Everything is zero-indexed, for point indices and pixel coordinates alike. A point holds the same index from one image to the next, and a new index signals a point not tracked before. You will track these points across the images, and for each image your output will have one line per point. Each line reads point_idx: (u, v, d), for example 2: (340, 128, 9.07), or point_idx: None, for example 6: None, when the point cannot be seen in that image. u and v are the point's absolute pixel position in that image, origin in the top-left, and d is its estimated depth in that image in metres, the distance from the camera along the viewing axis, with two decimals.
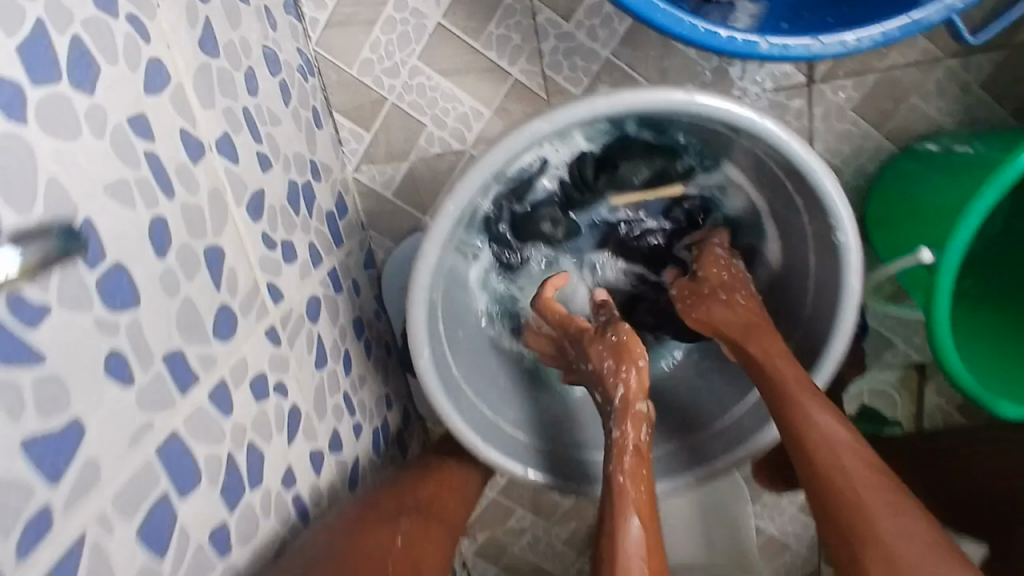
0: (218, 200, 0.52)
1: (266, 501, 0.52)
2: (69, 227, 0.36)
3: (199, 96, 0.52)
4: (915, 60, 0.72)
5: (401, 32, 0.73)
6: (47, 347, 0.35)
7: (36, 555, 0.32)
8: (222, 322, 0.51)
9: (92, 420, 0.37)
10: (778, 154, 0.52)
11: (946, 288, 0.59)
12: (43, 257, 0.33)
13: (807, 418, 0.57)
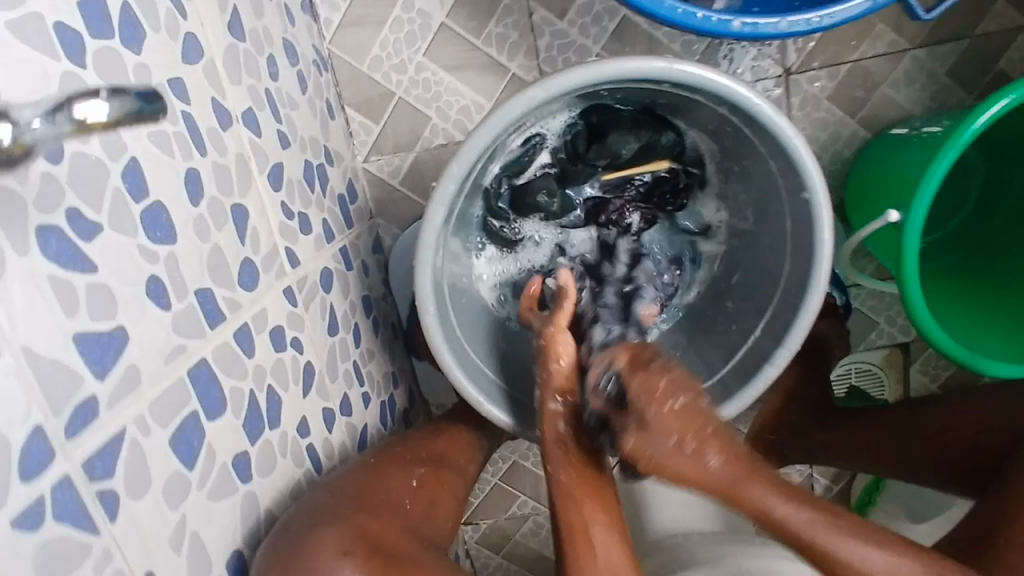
0: (242, 165, 0.58)
1: (282, 442, 0.56)
2: (145, 90, 0.29)
3: (227, 72, 0.58)
4: (884, 51, 0.79)
5: (408, 32, 0.79)
6: (98, 259, 0.39)
7: (87, 437, 0.36)
8: (245, 273, 0.55)
9: (135, 331, 0.41)
10: (753, 119, 0.57)
11: (914, 244, 0.63)
12: (122, 116, 0.28)
13: (764, 512, 0.55)
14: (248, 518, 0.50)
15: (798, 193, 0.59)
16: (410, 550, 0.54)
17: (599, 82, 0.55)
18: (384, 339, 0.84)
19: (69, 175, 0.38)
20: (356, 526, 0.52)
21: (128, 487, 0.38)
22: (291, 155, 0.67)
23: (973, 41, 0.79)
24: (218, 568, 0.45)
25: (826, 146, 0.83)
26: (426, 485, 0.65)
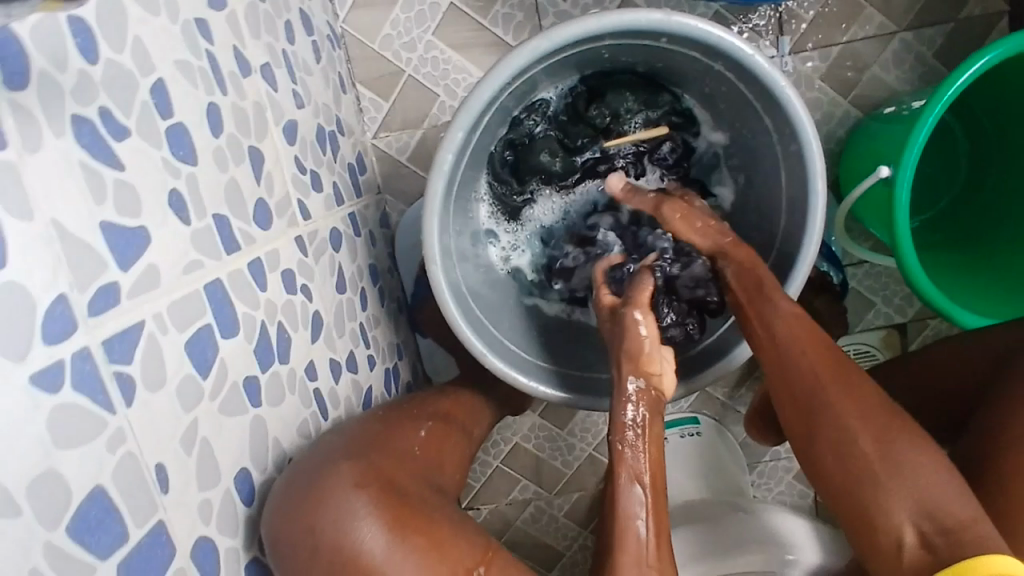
0: (261, 112, 0.60)
1: (291, 379, 0.57)
2: None
3: (249, 25, 0.60)
4: (873, 33, 0.85)
5: (418, 12, 0.84)
6: (124, 159, 0.40)
7: (108, 319, 0.37)
8: (260, 213, 0.57)
9: (154, 235, 0.42)
10: (748, 73, 0.60)
11: (903, 198, 0.65)
12: None
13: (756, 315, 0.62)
14: (256, 443, 0.50)
15: (793, 144, 0.61)
16: (419, 488, 0.54)
17: (600, 32, 0.58)
18: (389, 310, 0.84)
19: (103, 76, 0.40)
20: (370, 462, 0.52)
21: (143, 377, 0.39)
22: (306, 116, 0.70)
23: (958, 23, 0.84)
24: (225, 482, 0.45)
25: (820, 125, 0.87)
26: (434, 436, 0.65)
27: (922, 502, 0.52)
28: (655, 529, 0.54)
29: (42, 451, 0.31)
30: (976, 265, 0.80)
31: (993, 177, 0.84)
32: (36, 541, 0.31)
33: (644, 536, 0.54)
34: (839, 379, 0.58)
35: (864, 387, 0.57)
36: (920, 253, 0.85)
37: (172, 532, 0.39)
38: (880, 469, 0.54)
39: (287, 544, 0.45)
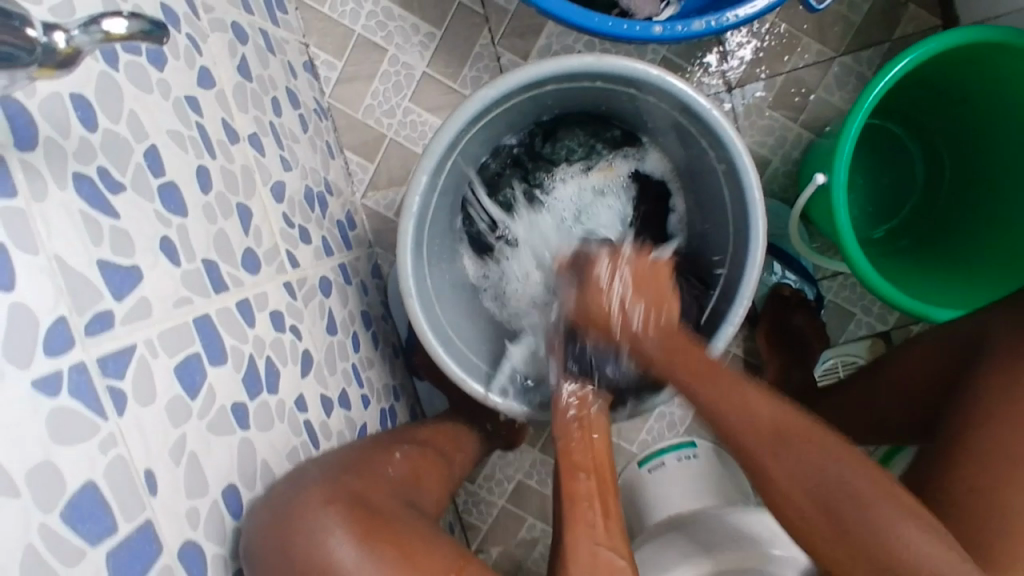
0: (248, 175, 0.68)
1: (281, 408, 0.61)
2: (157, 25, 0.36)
3: (237, 102, 0.69)
4: (814, 61, 0.92)
5: (395, 82, 0.93)
6: (120, 213, 0.48)
7: (103, 340, 0.42)
8: (248, 260, 0.63)
9: (146, 273, 0.49)
10: (679, 101, 0.67)
11: (842, 201, 0.71)
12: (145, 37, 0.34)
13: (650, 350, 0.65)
14: (246, 462, 0.54)
15: (728, 160, 0.67)
16: (392, 506, 0.58)
17: (539, 78, 0.66)
18: (383, 353, 0.90)
19: (101, 142, 0.47)
20: (345, 485, 0.56)
21: (135, 393, 0.44)
22: (294, 178, 0.77)
23: (893, 43, 0.91)
24: (213, 493, 0.49)
25: (776, 150, 0.93)
26: (412, 459, 0.68)
27: (853, 550, 0.56)
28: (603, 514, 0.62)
29: (41, 443, 0.36)
30: (946, 260, 0.85)
31: (949, 181, 0.89)
32: (31, 521, 0.35)
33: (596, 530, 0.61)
34: (789, 448, 0.59)
35: (795, 443, 0.59)
36: (891, 257, 0.89)
37: (160, 530, 0.43)
38: (846, 537, 0.56)
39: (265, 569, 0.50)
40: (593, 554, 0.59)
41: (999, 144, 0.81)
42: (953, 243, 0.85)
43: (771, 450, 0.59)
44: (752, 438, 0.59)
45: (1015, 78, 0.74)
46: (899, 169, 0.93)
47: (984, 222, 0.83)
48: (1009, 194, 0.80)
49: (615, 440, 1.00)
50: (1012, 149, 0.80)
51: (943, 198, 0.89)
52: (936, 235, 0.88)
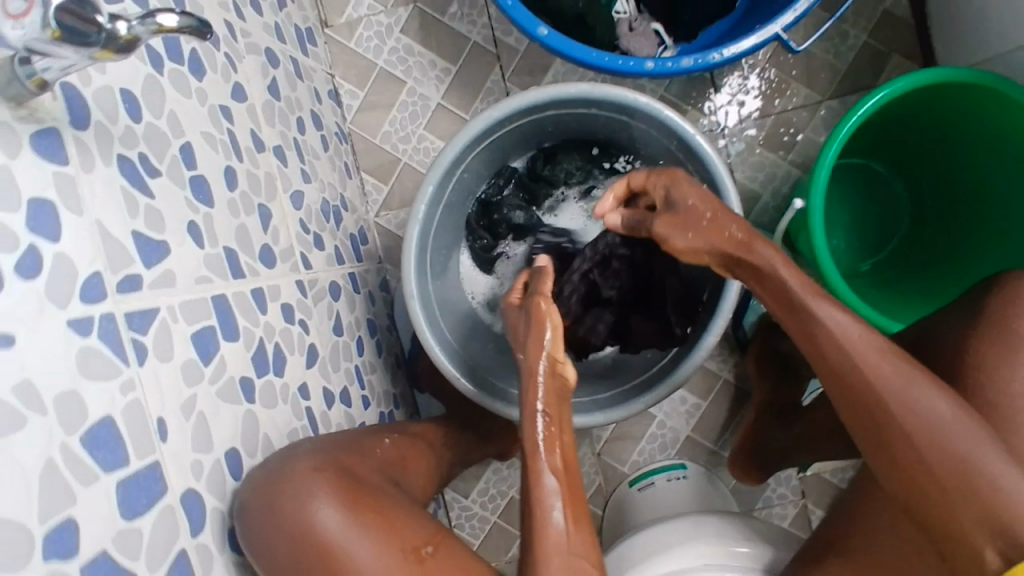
0: (271, 180, 0.74)
1: (285, 391, 0.66)
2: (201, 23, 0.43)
3: (265, 116, 0.76)
4: (803, 104, 0.98)
5: (411, 111, 1.01)
6: (156, 194, 0.54)
7: (131, 298, 0.48)
8: (265, 254, 0.69)
9: (174, 249, 0.54)
10: (668, 127, 0.73)
11: (819, 224, 0.76)
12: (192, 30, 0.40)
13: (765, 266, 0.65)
14: (249, 432, 0.58)
15: (711, 182, 0.73)
16: (379, 485, 0.62)
17: (538, 103, 0.72)
18: (386, 361, 0.94)
19: (143, 132, 0.54)
20: (336, 460, 0.60)
21: (155, 349, 0.49)
22: (312, 189, 0.84)
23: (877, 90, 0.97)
24: (216, 452, 0.54)
25: (766, 185, 0.98)
26: (400, 446, 0.72)
27: (994, 516, 0.56)
28: (571, 516, 0.60)
29: (71, 374, 0.41)
30: (932, 291, 0.89)
31: (932, 216, 0.94)
32: (55, 439, 0.39)
33: (563, 524, 0.59)
34: (910, 387, 0.60)
35: (928, 392, 0.60)
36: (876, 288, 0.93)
37: (166, 473, 0.47)
38: (946, 487, 0.58)
39: (255, 529, 0.53)
40: (571, 566, 0.57)
41: (979, 176, 0.86)
42: (937, 273, 0.90)
43: (897, 386, 0.60)
44: (882, 377, 0.61)
45: (988, 116, 0.80)
46: (884, 204, 0.98)
47: (966, 252, 0.88)
48: (999, 220, 0.85)
49: (608, 459, 1.02)
50: (995, 182, 0.84)
51: (930, 231, 0.94)
52: (925, 266, 0.92)
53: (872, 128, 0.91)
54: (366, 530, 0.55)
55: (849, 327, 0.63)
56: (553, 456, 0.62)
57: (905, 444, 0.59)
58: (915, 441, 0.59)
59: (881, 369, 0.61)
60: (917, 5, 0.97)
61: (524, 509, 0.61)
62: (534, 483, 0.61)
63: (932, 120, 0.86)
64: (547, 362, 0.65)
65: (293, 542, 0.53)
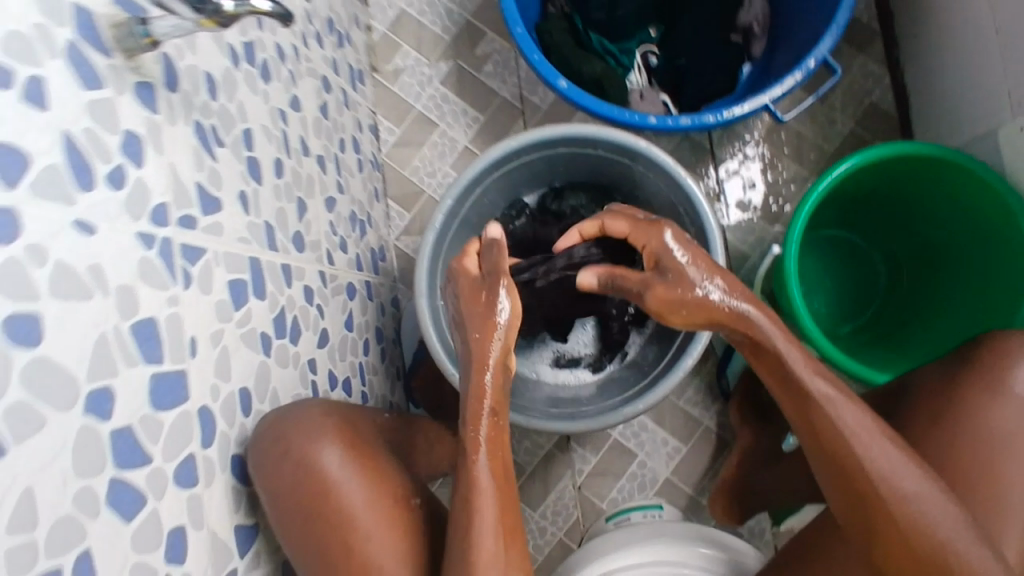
0: (311, 180, 0.84)
1: (297, 358, 0.73)
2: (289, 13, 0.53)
3: (313, 128, 0.87)
4: (792, 179, 1.09)
5: (440, 150, 1.12)
6: (220, 160, 0.63)
7: (188, 233, 0.56)
8: (297, 239, 0.78)
9: (227, 208, 0.63)
10: (665, 172, 0.83)
11: (792, 267, 0.86)
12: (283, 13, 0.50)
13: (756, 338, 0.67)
14: (262, 381, 0.65)
15: (699, 223, 0.82)
16: (374, 445, 0.70)
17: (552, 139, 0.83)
18: (388, 368, 1.00)
19: (218, 109, 0.64)
20: (342, 416, 0.69)
21: (199, 281, 0.57)
22: (344, 200, 0.94)
23: None
24: (232, 386, 0.60)
25: (755, 247, 1.07)
26: (394, 423, 0.78)
27: None
28: (499, 535, 0.60)
29: (133, 275, 0.49)
30: (915, 350, 0.97)
31: (910, 282, 1.03)
32: (110, 319, 0.46)
33: (493, 549, 0.59)
34: (892, 468, 0.64)
35: (908, 472, 0.64)
36: (863, 349, 1.01)
37: (188, 385, 0.53)
38: (922, 561, 0.62)
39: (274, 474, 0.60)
40: None
41: (946, 244, 0.97)
42: (919, 335, 0.98)
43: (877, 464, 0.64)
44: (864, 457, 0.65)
45: (955, 195, 0.90)
46: (863, 274, 1.07)
47: (945, 311, 0.96)
48: (965, 285, 0.94)
49: (587, 493, 1.06)
50: (962, 251, 0.94)
51: (904, 297, 1.03)
52: (903, 326, 1.01)
53: (852, 202, 1.02)
54: (360, 477, 0.65)
55: (841, 407, 0.66)
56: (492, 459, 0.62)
57: (886, 517, 0.64)
58: (893, 519, 0.63)
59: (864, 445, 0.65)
60: (900, 103, 1.09)
61: (456, 513, 0.61)
62: (468, 480, 0.61)
63: (905, 194, 0.97)
64: (498, 356, 0.65)
65: (294, 500, 0.60)
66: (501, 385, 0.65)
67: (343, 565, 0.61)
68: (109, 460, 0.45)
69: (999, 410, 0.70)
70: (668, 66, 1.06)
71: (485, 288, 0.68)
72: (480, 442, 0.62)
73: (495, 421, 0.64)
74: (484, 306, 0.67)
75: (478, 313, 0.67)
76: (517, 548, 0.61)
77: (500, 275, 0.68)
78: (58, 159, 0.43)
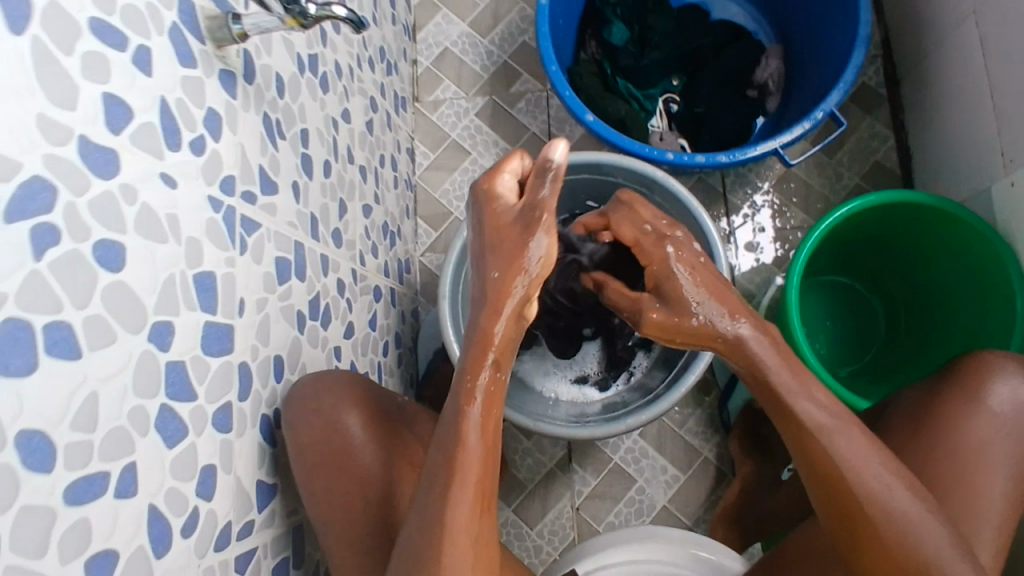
0: (353, 185, 0.91)
1: (325, 340, 0.78)
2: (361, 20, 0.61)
3: (359, 139, 0.95)
4: (800, 226, 1.15)
5: (470, 176, 1.20)
6: (281, 150, 0.70)
7: (248, 206, 0.63)
8: (336, 235, 0.84)
9: (282, 192, 0.70)
10: (678, 201, 0.90)
11: (794, 300, 0.92)
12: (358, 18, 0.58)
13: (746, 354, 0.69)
14: (295, 353, 0.70)
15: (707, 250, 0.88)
16: (390, 424, 0.77)
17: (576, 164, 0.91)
18: (404, 373, 1.05)
19: (284, 106, 0.72)
20: (367, 393, 0.77)
21: (253, 250, 0.63)
22: (379, 210, 1.01)
23: None
24: (268, 351, 0.65)
25: (761, 288, 1.13)
26: (406, 409, 0.82)
27: None
28: (475, 500, 0.58)
29: (201, 231, 0.55)
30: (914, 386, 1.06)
31: (904, 324, 1.12)
32: (179, 264, 0.52)
33: (469, 512, 0.58)
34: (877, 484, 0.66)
35: (897, 489, 0.66)
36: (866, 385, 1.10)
37: (232, 338, 0.59)
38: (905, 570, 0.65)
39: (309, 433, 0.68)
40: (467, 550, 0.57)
41: (936, 289, 1.05)
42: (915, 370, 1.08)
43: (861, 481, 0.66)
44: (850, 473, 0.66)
45: (942, 242, 0.99)
46: (863, 318, 1.17)
47: (937, 347, 1.06)
48: (954, 327, 1.03)
49: (585, 515, 1.08)
50: (951, 296, 1.02)
51: (902, 338, 1.13)
52: (900, 364, 1.11)
53: (849, 251, 1.12)
54: (379, 443, 0.74)
55: (829, 422, 0.67)
56: (485, 415, 0.59)
57: (874, 533, 0.66)
58: (874, 528, 0.65)
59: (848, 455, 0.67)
60: (904, 161, 1.17)
61: (434, 471, 0.59)
62: (457, 433, 0.59)
63: (898, 243, 1.06)
64: (518, 307, 0.59)
65: (321, 458, 0.69)
66: (513, 335, 0.60)
67: (360, 519, 0.70)
68: (162, 387, 0.49)
69: (978, 423, 0.75)
70: (687, 113, 1.14)
71: (519, 226, 0.59)
72: (476, 395, 0.59)
73: (497, 374, 0.61)
74: (521, 246, 0.59)
75: (507, 248, 0.59)
76: (489, 518, 0.60)
77: (538, 211, 0.59)
78: (154, 119, 0.50)
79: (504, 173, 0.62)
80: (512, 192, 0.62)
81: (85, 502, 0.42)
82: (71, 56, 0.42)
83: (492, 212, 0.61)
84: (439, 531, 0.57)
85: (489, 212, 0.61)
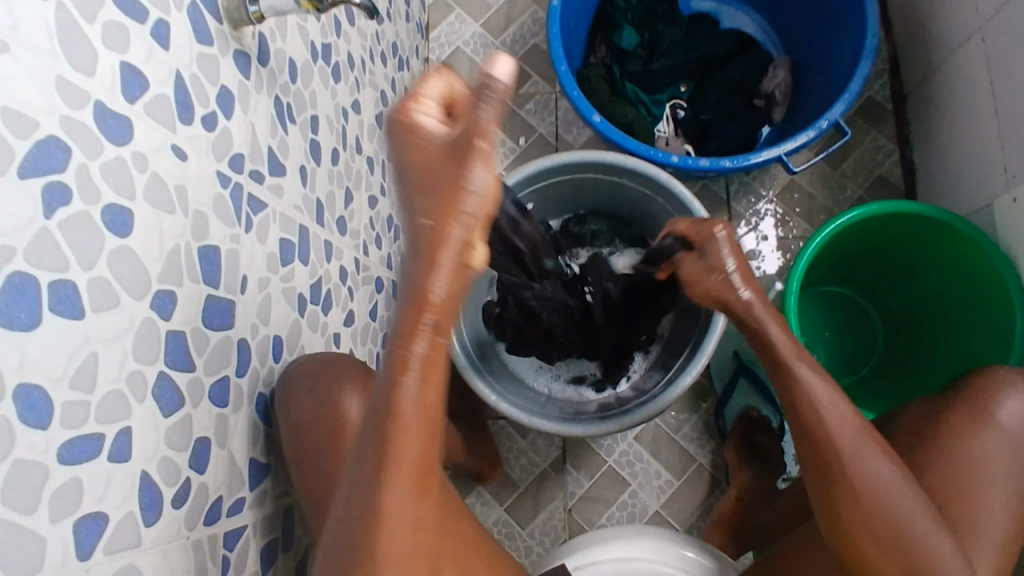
0: (360, 176, 0.92)
1: (325, 326, 0.79)
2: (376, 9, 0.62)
3: (368, 132, 0.96)
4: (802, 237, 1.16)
5: None
6: (291, 135, 0.71)
7: (256, 186, 0.63)
8: (341, 223, 0.85)
9: (290, 176, 0.71)
10: (680, 202, 0.91)
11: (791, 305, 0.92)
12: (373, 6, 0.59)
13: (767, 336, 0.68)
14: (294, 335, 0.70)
15: None
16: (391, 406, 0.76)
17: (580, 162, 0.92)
18: None
19: (295, 92, 0.72)
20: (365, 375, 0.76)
21: (258, 230, 0.63)
22: (384, 203, 1.02)
23: None
24: (268, 331, 0.65)
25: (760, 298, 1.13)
26: None
27: None
28: (415, 488, 0.51)
29: (209, 206, 0.56)
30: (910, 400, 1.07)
31: (903, 338, 1.13)
32: (185, 236, 0.52)
33: (405, 501, 0.51)
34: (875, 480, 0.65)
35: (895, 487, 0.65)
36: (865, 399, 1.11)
37: (233, 314, 0.59)
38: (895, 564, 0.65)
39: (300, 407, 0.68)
40: (408, 538, 0.52)
41: (936, 302, 1.06)
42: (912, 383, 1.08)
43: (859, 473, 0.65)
44: (848, 465, 0.65)
45: (944, 255, 0.99)
46: (862, 330, 1.17)
47: (935, 362, 1.06)
48: (955, 340, 1.02)
49: (576, 517, 1.08)
50: (951, 309, 1.02)
51: (900, 352, 1.13)
52: (898, 379, 1.11)
53: (850, 261, 1.13)
54: None
55: (832, 406, 0.66)
56: (424, 388, 0.49)
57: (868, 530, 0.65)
58: (864, 521, 0.65)
59: (845, 450, 0.66)
60: (907, 177, 1.18)
61: (360, 453, 0.51)
62: (388, 406, 0.49)
63: (900, 255, 1.06)
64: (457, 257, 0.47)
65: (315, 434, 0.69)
66: (456, 292, 0.48)
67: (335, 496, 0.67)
68: (161, 356, 0.50)
69: (970, 432, 0.76)
70: (694, 120, 1.15)
71: (450, 160, 0.45)
72: (411, 363, 0.48)
73: (436, 336, 0.49)
74: (458, 187, 0.45)
75: (440, 186, 0.46)
76: (429, 497, 0.53)
77: (472, 139, 0.45)
78: (168, 92, 0.51)
79: (423, 97, 0.47)
80: (439, 123, 0.47)
81: (79, 462, 0.42)
82: (93, 24, 0.43)
83: (415, 151, 0.46)
84: (373, 520, 0.50)
85: (410, 150, 0.47)
